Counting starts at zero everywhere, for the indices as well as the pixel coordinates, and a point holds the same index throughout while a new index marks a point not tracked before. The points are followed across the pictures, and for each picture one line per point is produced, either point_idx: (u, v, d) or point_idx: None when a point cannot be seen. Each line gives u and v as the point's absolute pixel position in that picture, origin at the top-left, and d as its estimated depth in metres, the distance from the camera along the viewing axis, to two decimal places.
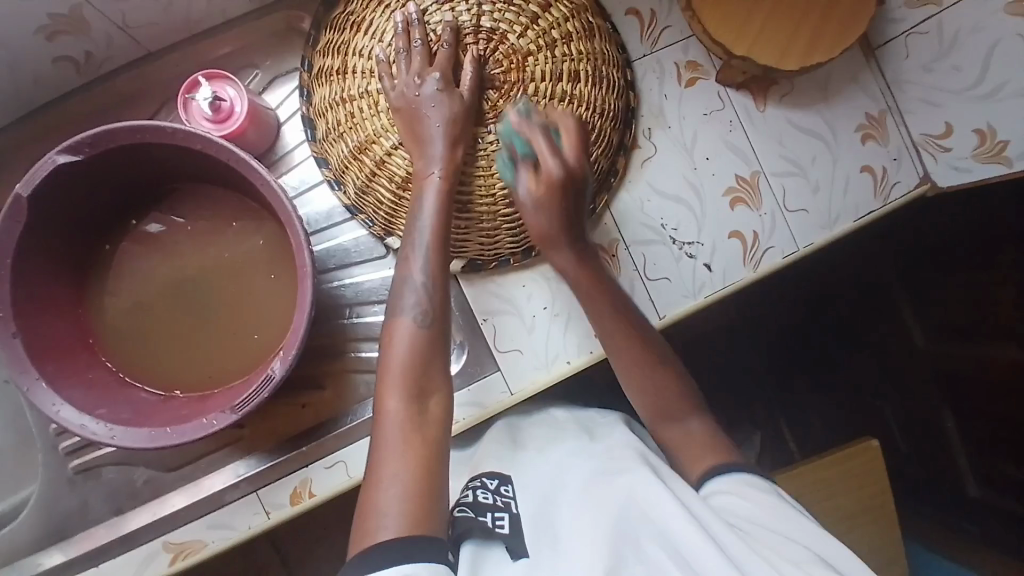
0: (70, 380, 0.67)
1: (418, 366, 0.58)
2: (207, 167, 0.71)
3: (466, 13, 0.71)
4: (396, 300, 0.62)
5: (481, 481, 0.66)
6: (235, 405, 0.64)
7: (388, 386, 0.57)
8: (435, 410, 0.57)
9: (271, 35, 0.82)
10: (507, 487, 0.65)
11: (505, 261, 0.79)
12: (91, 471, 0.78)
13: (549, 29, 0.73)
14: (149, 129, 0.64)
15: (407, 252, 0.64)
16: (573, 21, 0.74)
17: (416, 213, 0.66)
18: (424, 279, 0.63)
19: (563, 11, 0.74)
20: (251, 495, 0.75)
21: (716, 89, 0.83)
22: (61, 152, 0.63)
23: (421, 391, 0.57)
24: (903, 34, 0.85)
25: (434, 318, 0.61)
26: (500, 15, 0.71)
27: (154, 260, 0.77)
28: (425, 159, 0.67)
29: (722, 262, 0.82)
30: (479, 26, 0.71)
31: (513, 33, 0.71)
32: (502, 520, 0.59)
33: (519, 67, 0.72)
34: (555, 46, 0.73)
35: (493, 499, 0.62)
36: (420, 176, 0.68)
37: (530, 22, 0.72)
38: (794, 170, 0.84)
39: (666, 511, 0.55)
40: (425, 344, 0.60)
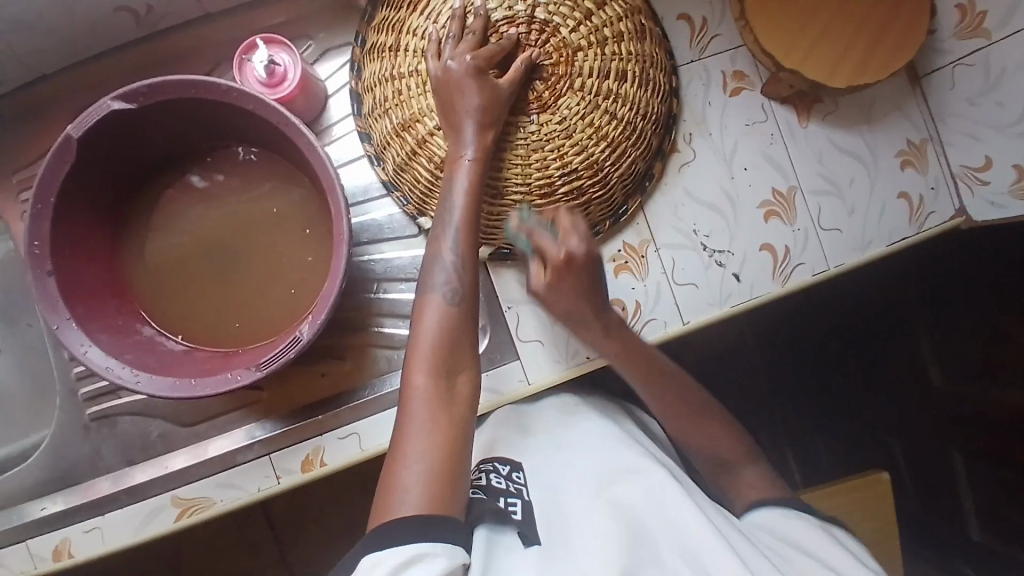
0: (99, 324, 0.68)
1: (447, 343, 0.58)
2: (254, 128, 0.72)
3: (522, 3, 0.71)
4: (427, 279, 0.62)
5: (492, 465, 0.65)
6: (261, 363, 0.64)
7: (416, 362, 0.57)
8: (463, 389, 0.57)
9: (328, 8, 0.83)
10: (518, 474, 0.64)
11: None
12: (106, 419, 0.79)
13: (602, 26, 0.72)
14: (205, 84, 0.64)
15: (439, 232, 0.64)
16: (626, 21, 0.74)
17: (449, 193, 0.66)
18: (453, 257, 0.62)
19: (617, 10, 0.74)
20: (263, 458, 0.76)
21: (760, 101, 0.84)
22: (115, 98, 0.64)
23: (448, 368, 0.57)
24: (950, 65, 0.86)
25: (465, 296, 0.61)
26: (555, 8, 0.71)
27: (190, 218, 0.78)
28: (456, 142, 0.67)
29: (751, 274, 0.82)
30: (532, 17, 0.71)
31: (565, 27, 0.71)
32: (514, 506, 0.58)
33: (568, 61, 0.71)
34: (606, 44, 0.73)
35: (506, 485, 0.61)
36: (452, 160, 0.67)
37: (584, 18, 0.72)
38: (831, 190, 0.84)
39: (688, 518, 0.58)
40: (454, 321, 0.59)
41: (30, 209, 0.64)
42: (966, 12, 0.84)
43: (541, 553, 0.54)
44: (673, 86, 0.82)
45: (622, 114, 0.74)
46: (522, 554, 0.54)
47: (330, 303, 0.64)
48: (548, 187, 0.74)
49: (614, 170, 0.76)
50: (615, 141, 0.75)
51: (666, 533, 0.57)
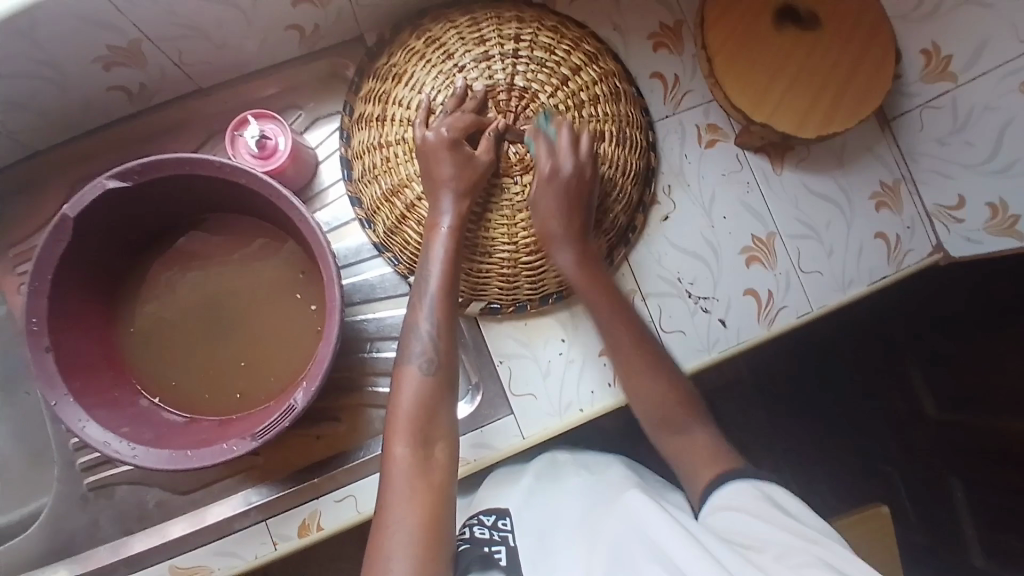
0: (94, 398, 0.69)
1: (424, 412, 0.59)
2: (246, 199, 0.74)
3: (501, 72, 0.74)
4: (404, 347, 0.63)
5: (478, 517, 0.68)
6: (256, 432, 0.65)
7: (395, 431, 0.58)
8: (440, 455, 0.58)
9: (317, 78, 0.86)
10: (504, 520, 0.67)
11: (523, 306, 0.80)
12: (104, 488, 0.79)
13: (578, 91, 0.76)
14: (197, 161, 0.67)
15: (415, 301, 0.66)
16: (601, 84, 0.77)
17: (426, 261, 0.68)
18: (429, 327, 0.64)
19: (592, 74, 0.77)
20: (260, 525, 0.76)
21: (735, 152, 0.87)
22: (110, 177, 0.66)
23: (426, 436, 0.58)
24: (918, 108, 0.88)
25: (440, 365, 0.62)
26: (533, 75, 0.74)
27: (183, 288, 0.80)
28: (435, 211, 0.70)
29: (737, 318, 0.84)
30: (512, 85, 0.74)
31: (544, 92, 0.74)
32: (499, 553, 0.62)
33: None
34: (583, 107, 0.76)
35: (490, 533, 0.64)
36: (431, 228, 0.70)
37: (561, 84, 0.75)
38: (810, 234, 0.86)
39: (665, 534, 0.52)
40: (432, 391, 0.61)
41: (28, 286, 0.66)
42: (932, 57, 0.86)
43: None
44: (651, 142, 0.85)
45: (603, 172, 0.77)
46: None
47: (324, 368, 0.65)
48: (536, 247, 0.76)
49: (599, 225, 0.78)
50: (598, 198, 0.77)
51: (643, 545, 0.53)
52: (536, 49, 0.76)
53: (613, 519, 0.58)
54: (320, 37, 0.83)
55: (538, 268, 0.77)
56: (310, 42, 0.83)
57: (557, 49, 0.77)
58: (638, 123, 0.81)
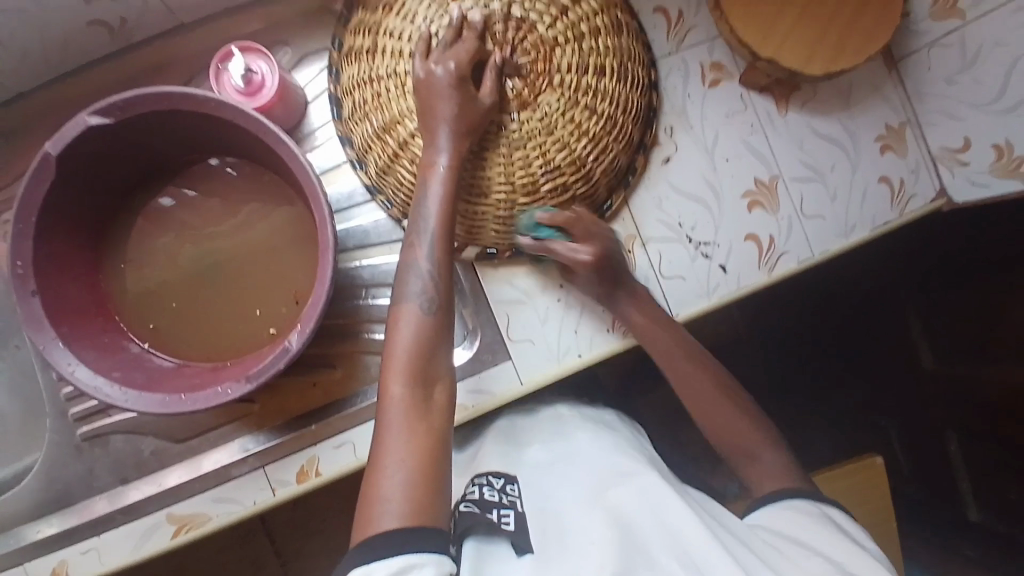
0: (84, 342, 0.67)
1: (423, 353, 0.58)
2: (233, 138, 0.72)
3: (497, 2, 0.71)
4: (400, 287, 0.61)
5: (486, 479, 0.66)
6: (250, 375, 0.64)
7: (392, 372, 0.57)
8: (440, 398, 0.57)
9: (304, 13, 0.83)
10: (512, 486, 0.65)
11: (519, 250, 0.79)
12: (97, 438, 0.78)
13: (578, 23, 0.72)
14: (181, 95, 0.64)
15: (412, 240, 0.64)
16: (602, 16, 0.74)
17: (422, 199, 0.65)
18: (428, 266, 0.62)
19: (592, 6, 0.74)
20: (258, 471, 0.76)
21: (739, 92, 0.84)
22: (92, 113, 0.64)
23: (424, 378, 0.57)
24: (925, 47, 0.86)
25: (438, 305, 0.61)
26: (531, 5, 0.71)
27: (171, 234, 0.78)
28: (432, 149, 0.67)
29: (738, 263, 0.83)
30: (508, 15, 0.71)
31: (542, 24, 0.71)
32: (508, 517, 0.59)
33: (546, 58, 0.71)
34: (582, 40, 0.73)
35: (499, 498, 0.62)
36: (427, 165, 0.67)
37: (560, 15, 0.72)
38: (813, 177, 0.85)
39: (678, 518, 0.58)
40: (431, 332, 0.59)
41: (11, 228, 0.64)
42: None
43: (535, 561, 0.55)
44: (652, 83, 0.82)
45: (603, 110, 0.74)
46: (515, 564, 0.55)
47: (318, 311, 0.64)
48: (534, 188, 0.74)
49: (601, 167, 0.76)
50: (597, 137, 0.75)
51: (654, 533, 0.57)
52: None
53: (624, 491, 0.62)
54: None
55: (534, 209, 0.75)
56: None
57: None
58: (640, 61, 0.79)
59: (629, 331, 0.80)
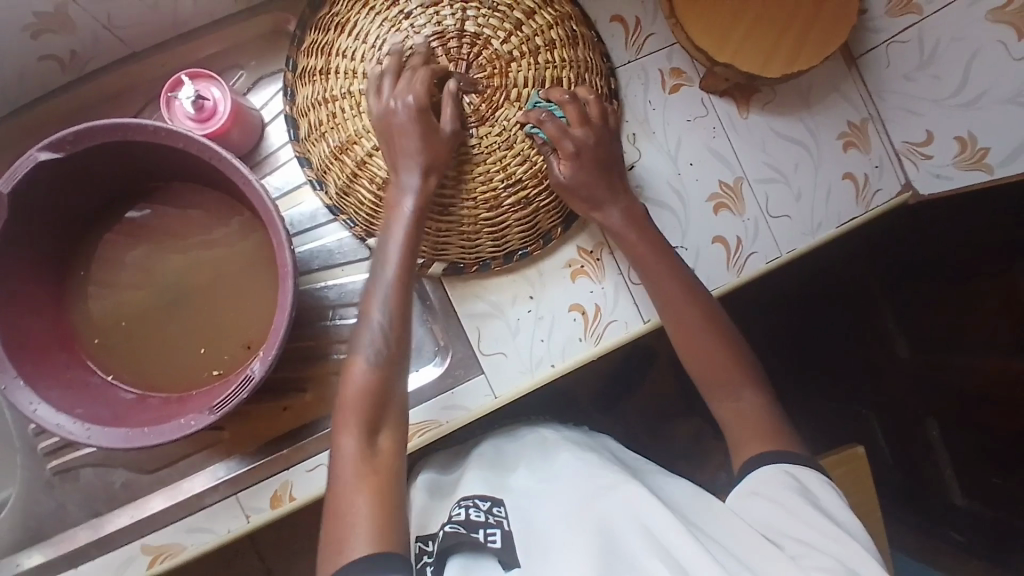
0: (46, 380, 0.66)
1: (375, 404, 0.58)
2: (190, 166, 0.71)
3: (451, 18, 0.71)
4: (358, 334, 0.62)
5: (473, 500, 0.66)
6: (214, 406, 0.63)
7: (344, 422, 0.57)
8: (388, 448, 0.57)
9: (259, 36, 0.82)
10: (500, 507, 0.65)
11: (487, 264, 0.79)
12: (68, 472, 0.77)
13: (532, 36, 0.72)
14: (132, 126, 0.63)
15: (371, 286, 0.64)
16: (556, 28, 0.74)
17: (383, 244, 0.65)
18: (382, 315, 0.62)
19: (547, 18, 0.74)
20: (230, 498, 0.75)
21: (700, 96, 0.84)
22: (42, 149, 0.63)
23: (374, 429, 0.57)
24: (884, 44, 0.87)
25: (392, 354, 0.60)
26: (484, 20, 0.71)
27: (135, 264, 0.77)
28: (398, 191, 0.66)
29: (707, 267, 0.83)
30: (463, 31, 0.71)
31: (496, 38, 0.71)
32: (494, 535, 0.60)
33: (502, 73, 0.71)
34: (539, 53, 0.73)
35: (485, 517, 0.62)
36: (392, 209, 0.67)
37: (515, 28, 0.72)
38: (778, 178, 0.85)
39: (655, 516, 0.58)
40: (383, 383, 0.59)
41: None
42: None
43: None
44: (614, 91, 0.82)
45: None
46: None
47: (280, 337, 0.63)
48: (496, 203, 0.74)
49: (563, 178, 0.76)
50: None
51: (640, 532, 0.57)
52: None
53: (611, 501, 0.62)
54: None
55: (497, 224, 0.75)
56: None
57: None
58: (598, 70, 0.78)
59: (600, 340, 0.80)
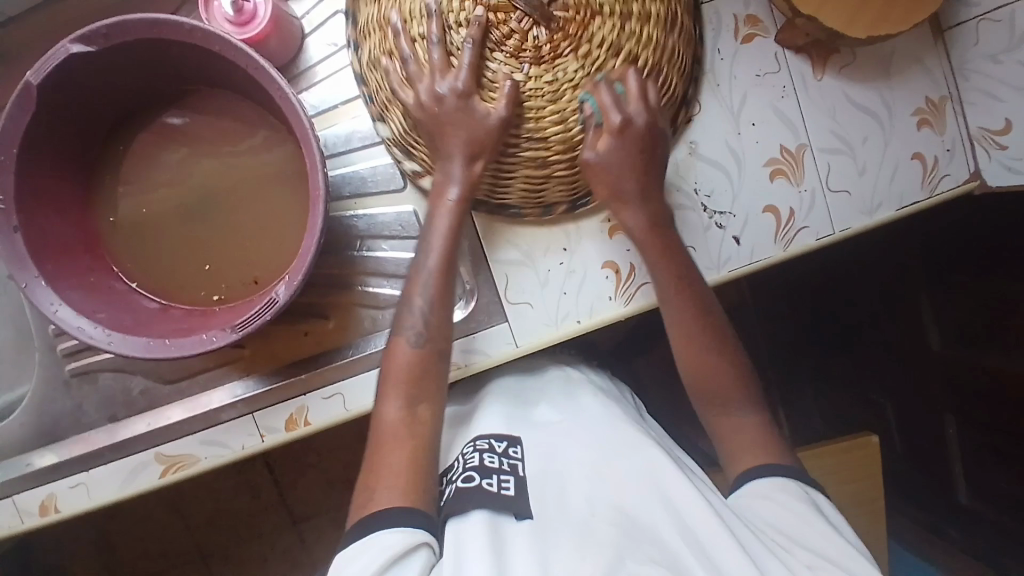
0: (68, 281, 0.65)
1: (416, 379, 0.63)
2: (227, 73, 0.67)
3: None
4: (400, 317, 0.65)
5: (488, 442, 0.64)
6: (236, 325, 0.62)
7: (388, 389, 0.62)
8: (426, 412, 0.62)
9: None
10: (515, 449, 0.63)
11: (519, 211, 0.75)
12: (86, 375, 0.77)
13: None
14: (167, 24, 0.60)
15: (413, 275, 0.66)
16: None
17: (427, 232, 0.67)
18: (423, 301, 0.65)
19: None
20: (247, 416, 0.76)
21: (773, 50, 0.78)
22: (75, 41, 0.59)
23: (415, 396, 0.62)
24: (976, 19, 0.80)
25: (431, 337, 0.64)
26: None
27: (162, 171, 0.75)
28: (444, 177, 0.66)
29: (753, 236, 0.79)
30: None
31: None
32: (507, 483, 0.58)
33: (583, 4, 0.63)
34: None
35: (500, 462, 0.61)
36: (438, 193, 0.67)
37: None
38: (843, 149, 0.80)
39: (683, 496, 0.58)
40: (426, 363, 0.64)
41: None
42: None
43: (533, 527, 0.54)
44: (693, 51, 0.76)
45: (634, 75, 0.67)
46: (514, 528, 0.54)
47: (308, 262, 0.61)
48: (544, 151, 0.69)
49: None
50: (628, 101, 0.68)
51: (665, 508, 0.57)
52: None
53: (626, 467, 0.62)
54: None
55: (536, 169, 0.70)
56: None
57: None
58: (679, 27, 0.71)
59: (631, 300, 0.77)
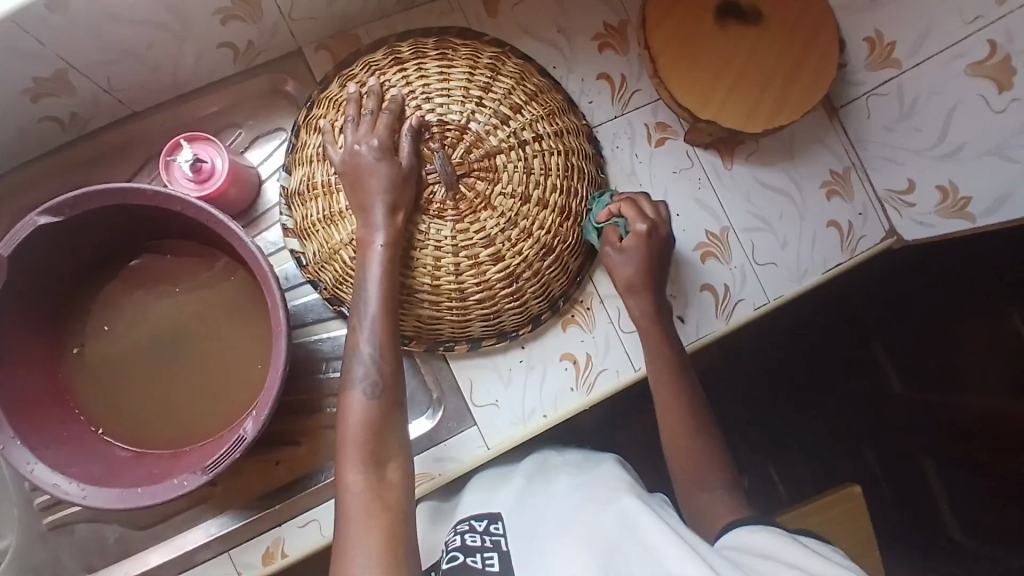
0: (42, 438, 0.68)
1: (373, 433, 0.59)
2: (190, 225, 0.73)
3: (452, 110, 0.71)
4: (347, 371, 0.62)
5: (469, 523, 0.68)
6: (206, 465, 0.64)
7: (346, 456, 0.57)
8: (394, 473, 0.58)
9: (257, 96, 0.86)
10: (496, 525, 0.67)
11: (449, 345, 0.79)
12: (63, 527, 0.77)
13: (522, 130, 0.73)
14: (129, 191, 0.66)
15: (354, 323, 0.64)
16: (546, 121, 0.75)
17: (362, 283, 0.66)
18: (372, 349, 0.63)
19: (538, 112, 0.75)
20: (224, 555, 0.76)
21: (684, 148, 0.86)
22: (41, 214, 0.65)
23: (378, 457, 0.58)
24: (863, 96, 0.89)
25: (386, 386, 0.61)
26: (474, 116, 0.72)
27: (129, 320, 0.79)
28: (367, 228, 0.67)
29: (696, 314, 0.84)
30: (463, 127, 0.71)
31: (487, 134, 0.72)
32: (491, 560, 0.61)
33: (491, 170, 0.71)
34: (527, 147, 0.73)
35: (481, 540, 0.64)
36: (363, 247, 0.67)
37: (503, 124, 0.72)
38: (762, 226, 0.87)
39: (663, 545, 0.54)
40: (380, 414, 0.60)
41: None
42: (875, 45, 0.86)
43: None
44: None
45: (516, 243, 0.72)
46: None
47: (274, 394, 0.64)
48: (441, 298, 0.73)
49: (480, 292, 0.73)
50: (545, 242, 0.74)
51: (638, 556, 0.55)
52: (514, 94, 0.75)
53: (602, 526, 0.60)
54: (258, 53, 0.82)
55: (459, 311, 0.74)
56: (247, 59, 0.83)
57: (527, 110, 0.75)
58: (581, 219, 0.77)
59: (592, 389, 0.81)
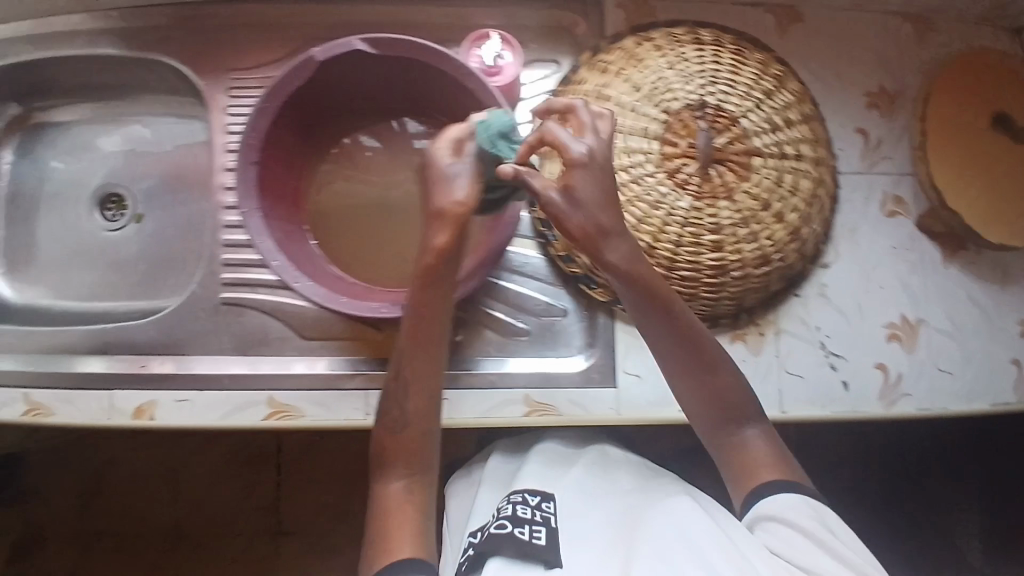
0: (273, 219, 0.79)
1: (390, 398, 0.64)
2: (463, 104, 0.81)
3: (733, 101, 0.76)
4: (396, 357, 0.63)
5: (522, 496, 0.68)
6: (407, 303, 0.75)
7: (389, 448, 0.64)
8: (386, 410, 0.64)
9: (542, 25, 0.89)
10: (547, 504, 0.67)
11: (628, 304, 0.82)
12: (235, 306, 0.84)
13: (786, 144, 0.77)
14: (436, 53, 0.74)
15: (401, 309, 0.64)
16: (808, 144, 0.78)
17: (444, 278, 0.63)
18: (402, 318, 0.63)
19: (804, 133, 0.78)
20: (363, 392, 0.79)
21: (911, 230, 0.87)
22: (359, 40, 0.75)
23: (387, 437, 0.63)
24: None
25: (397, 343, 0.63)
26: (750, 114, 0.76)
27: (368, 161, 0.89)
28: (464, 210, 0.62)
29: (860, 386, 0.83)
30: (735, 120, 0.75)
31: (755, 135, 0.76)
32: (539, 533, 0.61)
33: (745, 166, 0.76)
34: (784, 159, 0.77)
35: (531, 513, 0.64)
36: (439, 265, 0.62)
37: (772, 131, 0.76)
38: (953, 335, 0.86)
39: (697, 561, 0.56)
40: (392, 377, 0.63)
41: (258, 105, 0.76)
42: None
43: None
44: (818, 251, 0.85)
45: (740, 240, 0.76)
46: None
47: (483, 273, 0.77)
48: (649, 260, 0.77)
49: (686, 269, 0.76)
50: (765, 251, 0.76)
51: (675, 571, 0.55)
52: (790, 109, 0.78)
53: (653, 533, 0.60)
54: None
55: None
56: None
57: (796, 128, 0.78)
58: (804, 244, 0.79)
59: None
